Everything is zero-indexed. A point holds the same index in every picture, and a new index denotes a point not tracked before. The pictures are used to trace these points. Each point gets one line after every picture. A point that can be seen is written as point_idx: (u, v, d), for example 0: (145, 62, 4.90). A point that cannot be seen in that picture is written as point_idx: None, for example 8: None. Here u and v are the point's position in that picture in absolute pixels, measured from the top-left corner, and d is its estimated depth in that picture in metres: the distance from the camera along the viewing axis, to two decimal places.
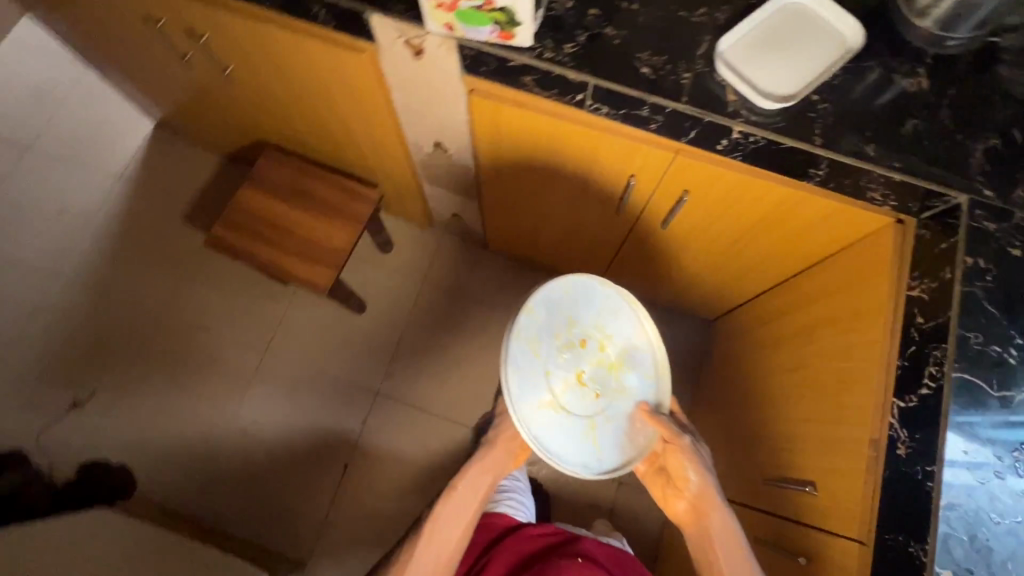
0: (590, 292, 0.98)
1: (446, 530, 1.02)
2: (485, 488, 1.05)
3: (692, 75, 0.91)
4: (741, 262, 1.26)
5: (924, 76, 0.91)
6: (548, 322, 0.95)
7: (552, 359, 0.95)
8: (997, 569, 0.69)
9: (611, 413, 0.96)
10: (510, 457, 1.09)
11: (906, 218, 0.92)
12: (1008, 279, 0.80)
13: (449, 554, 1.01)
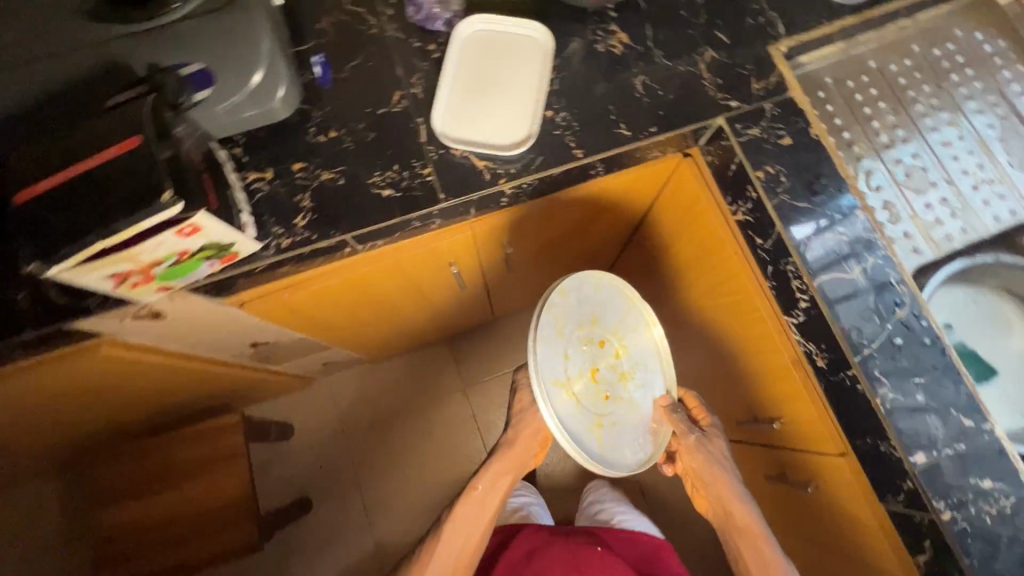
0: (609, 298, 0.96)
1: (464, 530, 0.97)
2: (501, 488, 1.01)
3: (433, 167, 0.83)
4: (594, 240, 1.24)
5: (619, 31, 0.90)
6: (578, 309, 0.91)
7: (576, 344, 0.90)
8: (949, 421, 0.73)
9: (617, 419, 0.91)
10: (527, 444, 1.02)
11: (691, 150, 0.92)
12: (798, 165, 0.83)
13: (473, 543, 0.97)
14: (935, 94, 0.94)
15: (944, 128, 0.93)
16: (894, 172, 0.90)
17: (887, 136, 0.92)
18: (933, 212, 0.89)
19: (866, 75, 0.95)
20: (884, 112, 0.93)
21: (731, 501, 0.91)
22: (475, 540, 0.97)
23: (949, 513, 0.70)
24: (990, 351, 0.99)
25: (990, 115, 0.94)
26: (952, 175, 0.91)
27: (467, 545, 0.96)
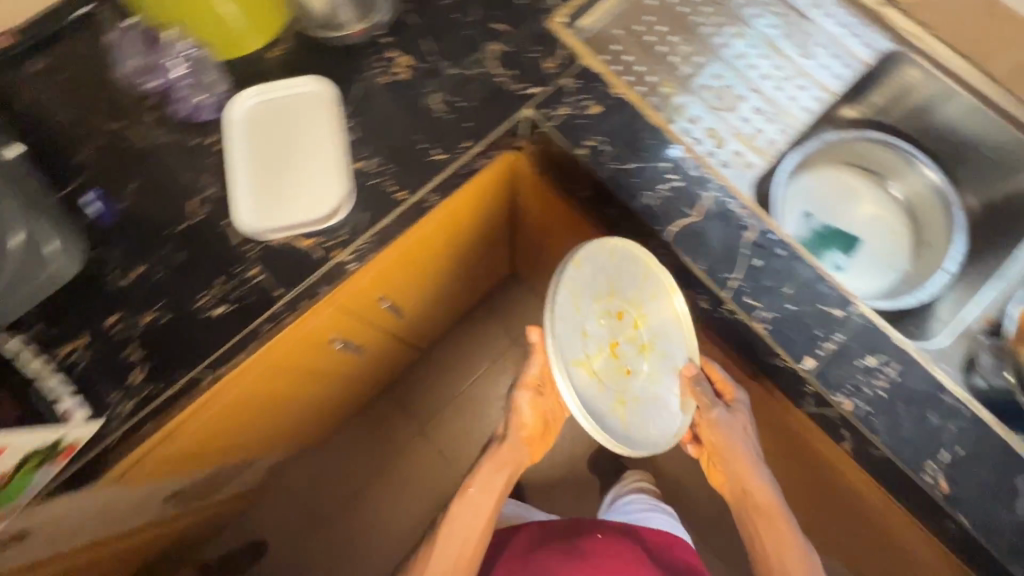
0: (628, 268, 0.83)
1: (466, 526, 0.96)
2: (500, 481, 1.00)
3: (260, 265, 0.77)
4: (477, 249, 1.21)
5: (399, 54, 0.86)
6: (594, 279, 0.81)
7: (592, 319, 0.82)
8: (824, 318, 0.76)
9: (640, 394, 0.86)
10: (517, 433, 1.03)
11: (522, 142, 0.88)
12: (617, 128, 0.83)
13: (476, 534, 0.96)
14: (718, 12, 0.96)
15: (736, 40, 0.95)
16: (708, 99, 0.90)
17: (688, 66, 0.93)
18: (751, 124, 0.91)
19: (649, 15, 0.95)
20: (677, 45, 0.94)
21: (758, 493, 0.91)
22: (477, 532, 0.97)
23: (850, 401, 0.73)
24: (848, 221, 1.06)
25: (772, 13, 0.96)
26: (759, 82, 0.92)
27: (467, 541, 0.95)
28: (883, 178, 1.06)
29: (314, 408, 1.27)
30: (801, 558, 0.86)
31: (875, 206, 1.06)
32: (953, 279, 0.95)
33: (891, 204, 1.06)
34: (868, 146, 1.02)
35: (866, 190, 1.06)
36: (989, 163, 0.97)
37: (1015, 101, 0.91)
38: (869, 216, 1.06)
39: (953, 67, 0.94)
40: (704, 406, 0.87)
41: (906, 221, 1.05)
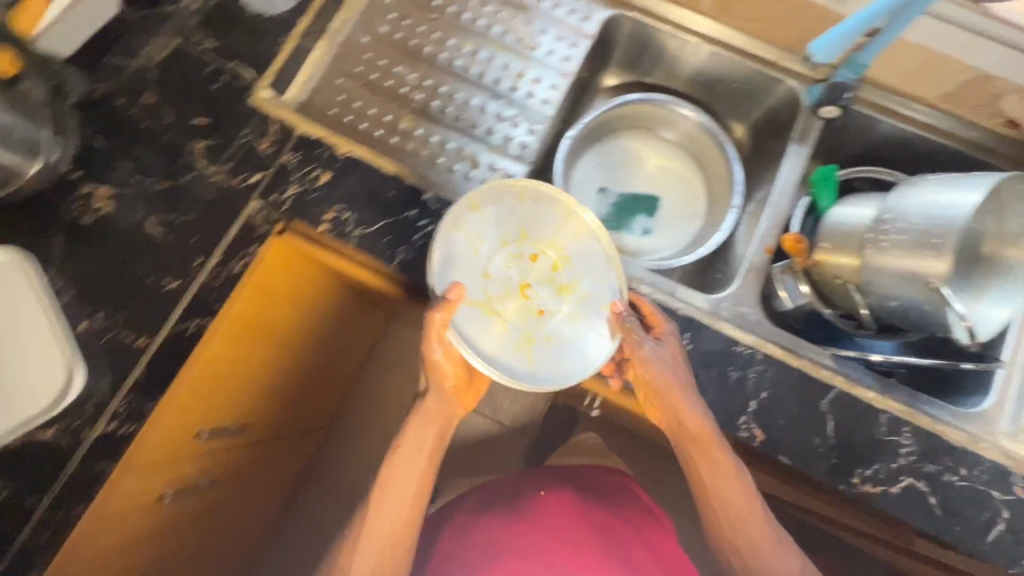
0: (537, 210, 0.79)
1: (393, 505, 0.76)
2: (430, 439, 0.79)
3: (10, 479, 0.69)
4: (325, 337, 1.07)
5: (94, 185, 0.76)
6: (496, 221, 0.78)
7: (495, 261, 0.78)
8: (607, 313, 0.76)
9: (555, 334, 0.77)
10: (440, 387, 0.81)
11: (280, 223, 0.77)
12: (354, 190, 0.78)
13: (405, 516, 0.76)
14: (434, 28, 0.92)
15: (461, 52, 0.91)
16: (450, 122, 0.88)
17: (421, 96, 0.89)
18: (498, 133, 0.88)
19: (366, 52, 0.90)
20: (404, 76, 0.90)
21: (705, 452, 0.70)
22: (406, 507, 0.76)
23: (654, 386, 0.73)
24: (641, 182, 1.06)
25: (488, 12, 0.93)
26: (495, 88, 0.90)
27: (396, 516, 0.75)
28: (659, 131, 1.06)
29: (252, 478, 1.07)
30: (756, 516, 0.71)
31: (661, 160, 1.07)
32: (739, 211, 0.95)
33: (675, 154, 1.07)
34: (630, 108, 1.02)
35: (648, 147, 1.07)
36: (739, 91, 0.99)
37: (736, 30, 0.93)
38: (660, 170, 1.06)
39: (671, 14, 0.94)
40: (662, 345, 0.72)
41: (694, 165, 1.06)
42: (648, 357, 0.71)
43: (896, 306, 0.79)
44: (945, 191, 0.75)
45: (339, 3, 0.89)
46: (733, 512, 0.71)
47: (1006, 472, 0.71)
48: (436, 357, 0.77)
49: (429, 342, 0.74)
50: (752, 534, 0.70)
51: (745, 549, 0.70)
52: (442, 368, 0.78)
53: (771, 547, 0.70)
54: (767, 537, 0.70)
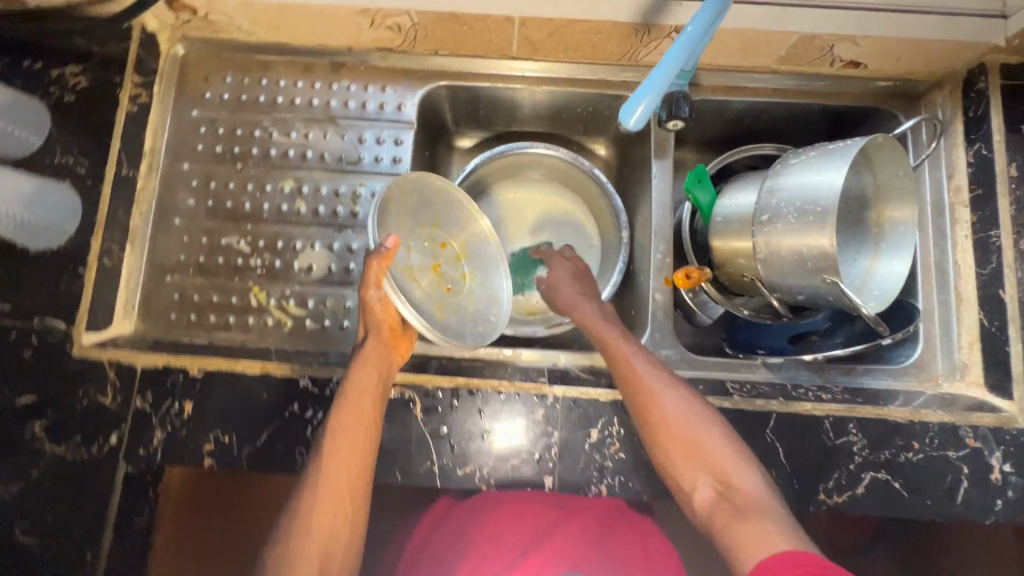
0: (452, 202, 0.77)
1: (332, 458, 0.63)
2: (373, 388, 0.67)
3: None
4: None
5: None
6: (421, 207, 0.75)
7: (411, 242, 0.74)
8: (534, 427, 0.71)
9: (457, 309, 0.75)
10: (380, 330, 0.70)
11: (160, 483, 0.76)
12: (223, 408, 0.70)
13: (352, 475, 0.64)
14: (244, 182, 0.83)
15: (283, 194, 0.83)
16: (302, 276, 0.81)
17: (260, 260, 0.81)
18: (356, 267, 0.81)
19: (184, 237, 0.81)
20: (234, 246, 0.81)
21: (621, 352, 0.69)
22: (346, 464, 0.64)
23: (603, 486, 0.70)
24: (527, 230, 1.00)
25: (294, 140, 0.84)
26: (334, 220, 0.82)
27: (336, 479, 0.63)
28: (527, 174, 1.00)
29: None
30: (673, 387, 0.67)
31: (539, 200, 1.01)
32: (629, 241, 0.91)
33: (551, 190, 1.01)
34: (489, 167, 0.96)
35: (522, 191, 1.01)
36: (585, 113, 0.93)
37: (555, 61, 0.85)
38: (541, 213, 1.01)
39: (484, 68, 0.86)
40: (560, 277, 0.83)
41: (573, 196, 1.01)
42: (555, 285, 0.81)
43: (804, 298, 0.78)
44: (808, 178, 0.73)
45: (128, 198, 0.78)
46: (649, 405, 0.66)
47: (954, 428, 0.71)
48: (376, 306, 0.68)
49: (366, 287, 0.67)
50: (681, 419, 0.64)
51: (665, 438, 0.64)
52: (380, 310, 0.69)
53: (704, 434, 0.63)
54: (693, 423, 0.64)
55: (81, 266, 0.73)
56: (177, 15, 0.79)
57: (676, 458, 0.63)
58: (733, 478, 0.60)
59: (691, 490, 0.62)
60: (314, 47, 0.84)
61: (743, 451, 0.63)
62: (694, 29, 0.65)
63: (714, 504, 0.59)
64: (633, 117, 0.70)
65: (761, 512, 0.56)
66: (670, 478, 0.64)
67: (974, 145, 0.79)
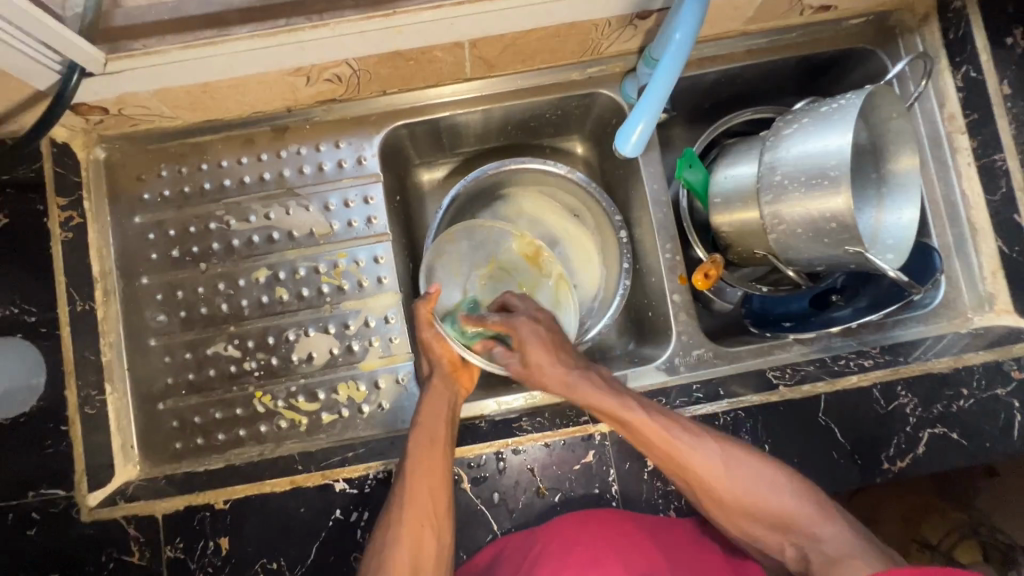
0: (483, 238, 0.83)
1: (415, 478, 0.62)
2: (445, 412, 0.67)
3: None
4: None
5: None
6: (468, 252, 0.82)
7: (468, 285, 0.81)
8: (588, 468, 0.68)
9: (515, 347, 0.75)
10: (442, 365, 0.72)
11: None
12: (263, 531, 0.65)
13: (426, 489, 0.62)
14: (214, 282, 0.76)
15: (259, 285, 0.76)
16: (304, 367, 0.75)
17: (255, 361, 0.75)
18: (359, 343, 0.76)
19: (166, 357, 0.75)
20: (223, 353, 0.75)
21: (662, 445, 0.62)
22: (427, 481, 0.62)
23: (672, 509, 0.68)
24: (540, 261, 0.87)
25: (255, 224, 0.77)
26: (322, 299, 0.76)
27: (419, 492, 0.62)
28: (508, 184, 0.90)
29: None
30: (732, 460, 0.62)
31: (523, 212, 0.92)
32: (629, 240, 0.86)
33: (537, 199, 0.93)
34: (477, 184, 0.86)
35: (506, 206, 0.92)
36: (553, 118, 0.86)
37: (513, 73, 0.78)
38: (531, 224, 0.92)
39: (439, 97, 0.79)
40: (536, 351, 0.67)
41: (563, 199, 0.91)
42: (537, 364, 0.66)
43: (823, 267, 0.75)
44: (810, 146, 0.69)
45: (92, 333, 0.70)
46: (714, 488, 0.61)
47: (998, 364, 0.71)
48: (436, 345, 0.72)
49: (420, 328, 0.73)
50: (755, 494, 0.61)
51: (732, 509, 0.62)
52: (438, 347, 0.72)
53: (796, 525, 0.60)
54: (765, 496, 0.61)
55: (64, 424, 0.66)
56: (87, 119, 0.70)
57: (756, 527, 0.62)
58: (813, 529, 0.59)
59: (778, 553, 0.62)
60: (249, 117, 0.76)
61: (806, 487, 0.62)
62: (682, 36, 0.59)
63: (805, 562, 0.59)
64: (631, 142, 0.65)
65: (857, 561, 0.55)
66: (751, 541, 0.63)
67: (962, 68, 0.76)
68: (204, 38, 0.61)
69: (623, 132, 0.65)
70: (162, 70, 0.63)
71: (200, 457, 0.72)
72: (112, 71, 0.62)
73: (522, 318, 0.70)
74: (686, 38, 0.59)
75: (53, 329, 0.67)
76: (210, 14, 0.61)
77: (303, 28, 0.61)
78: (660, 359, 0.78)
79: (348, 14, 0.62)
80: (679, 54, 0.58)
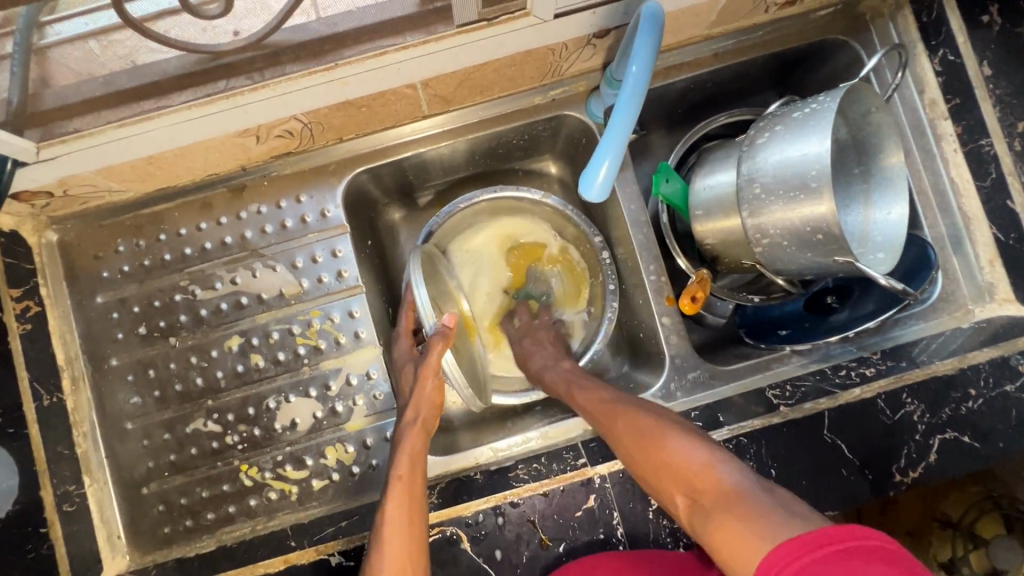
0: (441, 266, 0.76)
1: (392, 541, 0.58)
2: (420, 464, 0.64)
3: None
4: None
5: None
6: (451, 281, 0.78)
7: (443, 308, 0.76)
8: (590, 514, 0.65)
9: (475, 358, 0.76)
10: (426, 409, 0.67)
11: None
12: None
13: (404, 556, 0.57)
14: (186, 356, 0.73)
15: (233, 354, 0.73)
16: (289, 434, 0.72)
17: (236, 434, 0.72)
18: (343, 403, 0.73)
19: (144, 440, 0.72)
20: (202, 430, 0.72)
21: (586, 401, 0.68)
22: (407, 544, 0.58)
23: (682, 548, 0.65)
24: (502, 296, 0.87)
25: (222, 290, 0.74)
26: (300, 362, 0.73)
27: (395, 561, 0.57)
28: (482, 217, 0.87)
29: None
30: (651, 414, 0.62)
31: (507, 247, 0.88)
32: (613, 262, 0.83)
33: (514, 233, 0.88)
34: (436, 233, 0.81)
35: (484, 242, 0.88)
36: (521, 143, 0.83)
37: (473, 104, 0.75)
38: (517, 262, 0.88)
39: (400, 137, 0.76)
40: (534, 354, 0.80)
41: (543, 230, 0.88)
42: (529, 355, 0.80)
43: (814, 275, 0.72)
44: (787, 153, 0.66)
45: (63, 427, 0.68)
46: (624, 440, 0.61)
47: (1003, 360, 0.69)
48: (431, 390, 0.67)
49: (426, 365, 0.66)
50: (648, 433, 0.59)
51: (637, 463, 0.59)
52: (433, 389, 0.67)
53: (684, 468, 0.54)
54: (656, 437, 0.58)
55: (44, 526, 0.64)
56: (32, 205, 0.66)
57: (654, 480, 0.57)
58: (708, 475, 0.52)
59: (674, 508, 0.55)
60: (203, 181, 0.72)
61: (718, 447, 0.56)
62: (638, 69, 0.56)
63: (687, 494, 0.53)
64: (597, 185, 0.58)
65: (738, 504, 0.48)
66: (659, 499, 0.58)
67: (938, 52, 0.73)
68: (136, 114, 0.58)
69: (586, 177, 0.58)
70: (102, 148, 0.60)
71: (190, 540, 0.69)
72: (46, 157, 0.59)
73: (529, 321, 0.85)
74: (641, 73, 0.55)
75: (20, 429, 0.64)
76: (144, 85, 0.56)
77: (242, 91, 0.59)
78: (656, 386, 0.75)
79: (289, 70, 0.58)
80: (635, 89, 0.55)
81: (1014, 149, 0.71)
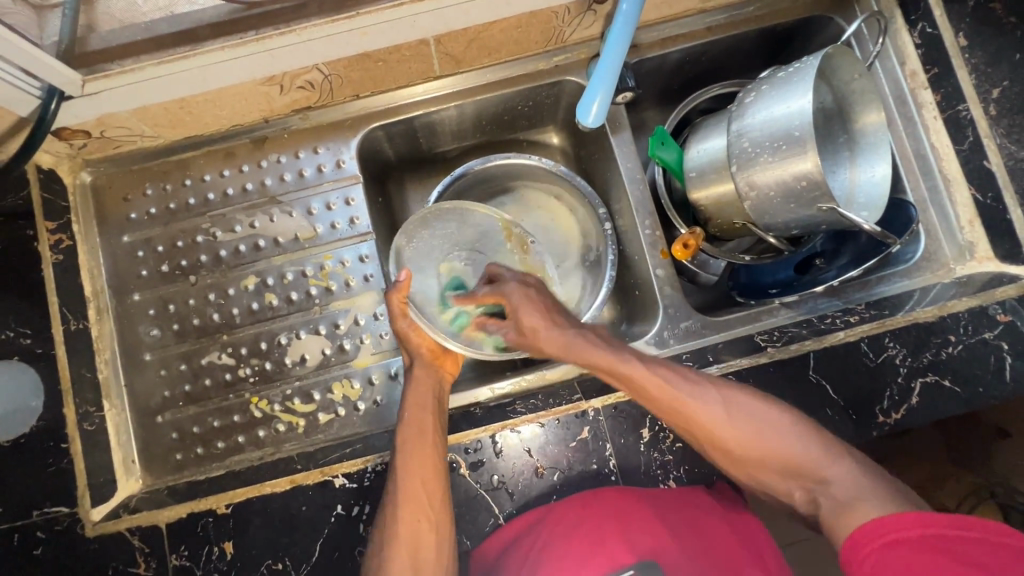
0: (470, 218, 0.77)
1: (408, 474, 0.62)
2: (431, 403, 0.68)
3: None
4: None
5: None
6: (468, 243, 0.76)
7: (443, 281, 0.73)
8: (584, 442, 0.68)
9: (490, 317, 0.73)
10: (421, 354, 0.72)
11: None
12: (262, 530, 0.65)
13: (420, 486, 0.62)
14: (203, 294, 0.77)
15: (249, 293, 0.77)
16: (298, 370, 0.76)
17: (249, 367, 0.76)
18: (350, 341, 0.77)
19: (161, 370, 0.76)
20: (216, 362, 0.76)
21: (658, 394, 0.61)
22: (421, 477, 0.62)
23: (670, 480, 0.68)
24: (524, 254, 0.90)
25: (241, 233, 0.79)
26: (312, 302, 0.78)
27: (412, 489, 0.62)
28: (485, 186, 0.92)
29: None
30: (736, 405, 0.61)
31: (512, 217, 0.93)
32: (614, 232, 0.86)
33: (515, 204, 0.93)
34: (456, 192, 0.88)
35: None
36: (525, 110, 0.88)
37: (481, 67, 0.80)
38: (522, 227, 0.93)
39: (411, 97, 0.81)
40: (536, 318, 0.65)
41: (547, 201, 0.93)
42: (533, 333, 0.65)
43: (800, 229, 0.76)
44: (775, 109, 0.70)
45: (87, 353, 0.72)
46: (717, 435, 0.60)
47: (982, 309, 0.71)
48: (410, 334, 0.71)
49: (395, 319, 0.71)
50: (798, 465, 0.58)
51: (738, 457, 0.61)
52: (415, 337, 0.72)
53: (802, 462, 0.58)
54: (766, 440, 0.59)
55: (64, 442, 0.67)
56: (70, 144, 0.71)
57: (764, 474, 0.61)
58: (824, 471, 0.57)
59: (786, 495, 0.60)
60: (228, 130, 0.78)
61: (820, 433, 0.60)
62: (628, 7, 0.71)
63: (814, 503, 0.57)
64: (593, 111, 0.73)
65: (867, 502, 0.53)
66: (762, 485, 0.62)
67: (918, 26, 0.78)
68: (174, 54, 0.63)
69: (583, 106, 0.74)
70: (139, 88, 0.65)
71: (201, 466, 0.73)
72: (91, 92, 0.64)
73: (512, 285, 0.68)
74: (631, 8, 0.70)
75: (48, 349, 0.69)
76: (181, 31, 0.63)
77: (271, 36, 0.63)
78: (650, 335, 0.79)
79: (313, 20, 0.64)
80: (626, 20, 0.70)
81: (989, 114, 0.74)
